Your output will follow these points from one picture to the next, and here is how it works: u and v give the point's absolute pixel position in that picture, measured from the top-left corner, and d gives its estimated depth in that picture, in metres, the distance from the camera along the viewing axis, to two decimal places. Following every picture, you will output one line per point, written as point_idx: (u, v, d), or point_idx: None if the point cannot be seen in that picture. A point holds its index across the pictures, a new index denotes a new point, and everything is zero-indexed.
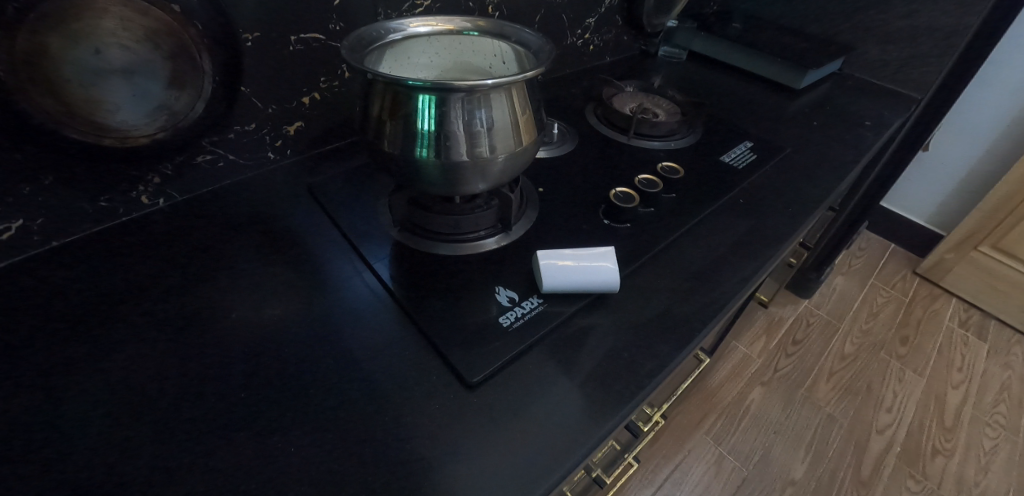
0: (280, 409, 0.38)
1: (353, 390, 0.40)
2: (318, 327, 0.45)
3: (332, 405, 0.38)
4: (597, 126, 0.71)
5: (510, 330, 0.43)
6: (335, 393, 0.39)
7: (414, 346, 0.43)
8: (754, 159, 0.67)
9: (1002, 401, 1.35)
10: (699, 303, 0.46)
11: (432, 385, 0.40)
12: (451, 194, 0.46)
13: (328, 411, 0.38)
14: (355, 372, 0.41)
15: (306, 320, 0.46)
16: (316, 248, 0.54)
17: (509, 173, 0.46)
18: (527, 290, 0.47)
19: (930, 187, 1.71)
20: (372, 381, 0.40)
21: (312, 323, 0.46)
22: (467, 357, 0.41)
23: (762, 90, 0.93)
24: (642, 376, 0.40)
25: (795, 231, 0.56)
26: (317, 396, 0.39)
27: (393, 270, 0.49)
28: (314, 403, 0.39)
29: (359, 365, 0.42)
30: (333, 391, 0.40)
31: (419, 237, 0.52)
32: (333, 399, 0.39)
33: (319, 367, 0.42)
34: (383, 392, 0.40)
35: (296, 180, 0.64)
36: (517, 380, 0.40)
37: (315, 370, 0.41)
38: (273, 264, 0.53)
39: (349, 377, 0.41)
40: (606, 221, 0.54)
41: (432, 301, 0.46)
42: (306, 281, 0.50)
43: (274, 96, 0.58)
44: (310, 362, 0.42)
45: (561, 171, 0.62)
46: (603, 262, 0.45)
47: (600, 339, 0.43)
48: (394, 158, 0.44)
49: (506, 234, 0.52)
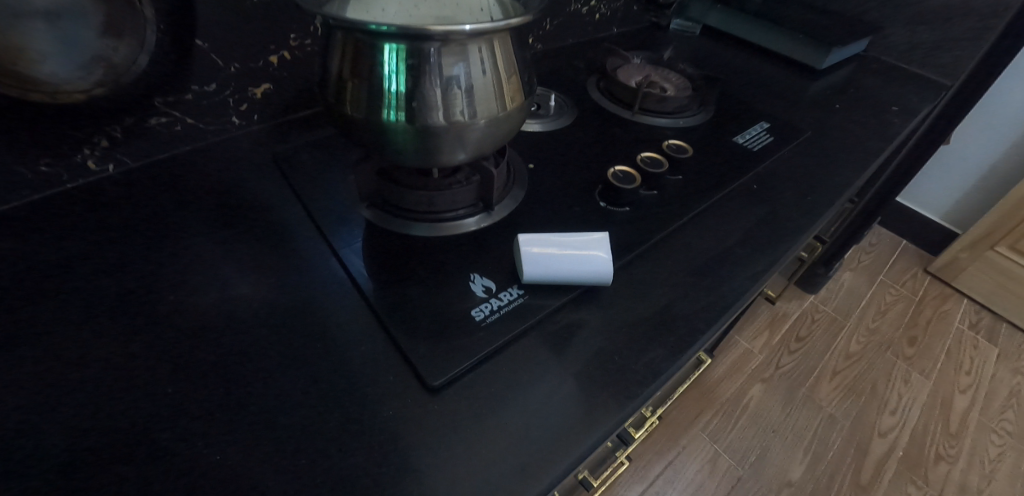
0: (213, 407, 0.33)
1: (299, 386, 0.34)
2: (270, 313, 0.40)
3: (273, 403, 0.33)
4: (599, 100, 0.65)
5: (484, 325, 0.37)
6: (278, 390, 0.34)
7: (373, 337, 0.38)
8: (770, 141, 0.61)
9: (1010, 408, 1.30)
10: (704, 300, 0.40)
11: (390, 386, 0.34)
12: (425, 165, 0.40)
13: (269, 410, 0.33)
14: (304, 364, 0.36)
15: (258, 304, 0.41)
16: (278, 225, 0.49)
17: (492, 144, 0.40)
18: (506, 279, 0.41)
19: (947, 183, 1.64)
20: (322, 375, 0.35)
21: (263, 308, 0.40)
22: (434, 354, 0.35)
23: (780, 69, 0.85)
24: (636, 383, 0.35)
25: (814, 222, 0.50)
26: (255, 393, 0.34)
27: (359, 251, 0.44)
28: (252, 401, 0.33)
29: (309, 355, 0.36)
30: (276, 388, 0.34)
31: (391, 216, 0.46)
32: (274, 397, 0.33)
33: (264, 358, 0.36)
34: (335, 389, 0.34)
35: (262, 149, 0.58)
36: (490, 381, 0.35)
37: (259, 362, 0.36)
38: (228, 239, 0.47)
39: (297, 370, 0.35)
40: (603, 204, 0.48)
41: (400, 288, 0.40)
42: (263, 262, 0.45)
43: (237, 53, 0.52)
44: (253, 353, 0.37)
45: (555, 147, 0.55)
46: (594, 250, 0.39)
47: (588, 338, 0.37)
48: (358, 123, 0.38)
49: (488, 214, 0.46)
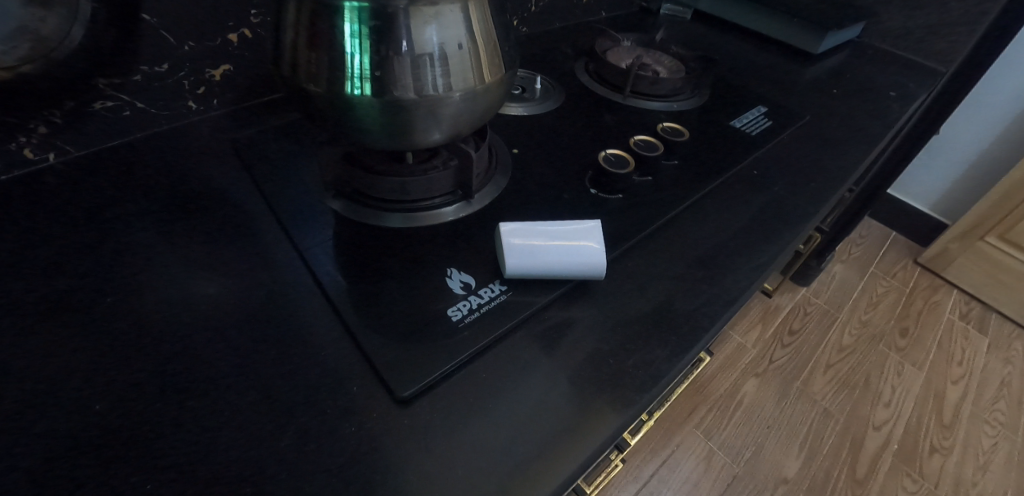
0: (145, 423, 0.28)
1: (248, 398, 0.30)
2: (221, 315, 0.35)
3: (218, 418, 0.28)
4: (589, 84, 0.61)
5: (462, 326, 0.33)
6: (223, 402, 0.29)
7: (337, 339, 0.33)
8: (769, 126, 0.58)
9: (1002, 398, 1.30)
10: (705, 294, 0.37)
11: (352, 397, 0.29)
12: (395, 146, 0.36)
13: (211, 425, 0.28)
14: (256, 372, 0.31)
15: (207, 305, 0.36)
16: (236, 218, 0.44)
17: (469, 123, 0.36)
18: (488, 273, 0.37)
19: (937, 174, 1.63)
20: (275, 385, 0.30)
21: (213, 309, 0.36)
22: (404, 357, 0.31)
23: (774, 54, 0.82)
24: (632, 388, 0.31)
25: (819, 210, 0.47)
26: (197, 408, 0.29)
27: (325, 246, 0.39)
28: (193, 418, 0.29)
29: (262, 361, 0.32)
30: (220, 403, 0.29)
31: (361, 206, 0.42)
32: (218, 412, 0.29)
33: (210, 365, 0.32)
34: (290, 400, 0.29)
35: (223, 136, 0.53)
36: (469, 388, 0.30)
37: (203, 371, 0.31)
38: (179, 234, 0.42)
39: (247, 378, 0.31)
40: (593, 191, 0.44)
41: (369, 286, 0.36)
42: (216, 258, 0.40)
43: (189, 28, 0.47)
44: (199, 362, 0.32)
45: (541, 131, 0.51)
46: (585, 241, 0.35)
47: (579, 338, 0.34)
48: (317, 98, 0.33)
49: (467, 204, 0.42)
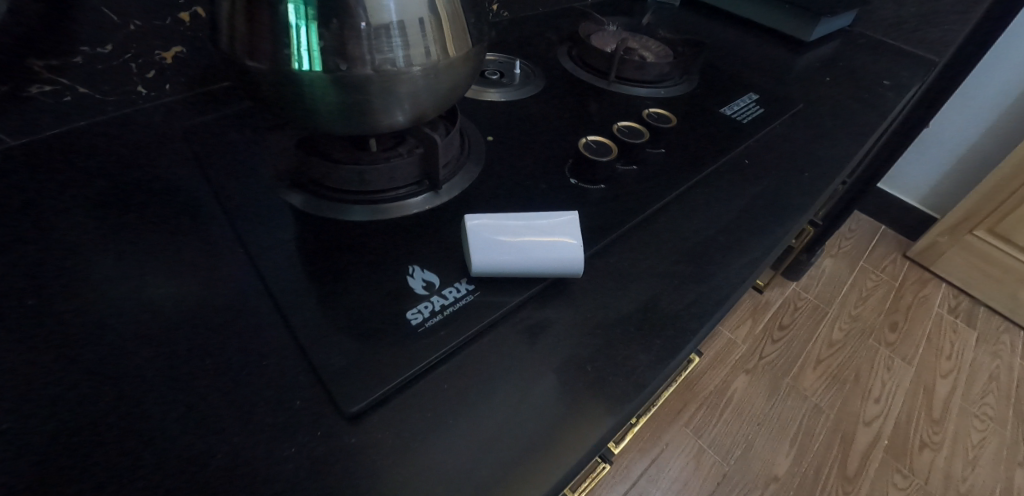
0: (38, 448, 0.24)
1: (170, 415, 0.25)
2: (146, 317, 0.31)
3: (132, 440, 0.24)
4: (572, 69, 0.57)
5: (421, 330, 0.30)
6: (141, 421, 0.25)
7: (280, 344, 0.29)
8: (761, 113, 0.55)
9: (991, 392, 1.29)
10: (693, 292, 0.34)
11: (296, 413, 0.26)
12: (350, 130, 0.32)
13: (123, 450, 0.24)
14: (183, 384, 0.27)
15: (130, 304, 0.31)
16: (174, 204, 0.39)
17: (433, 104, 0.32)
18: (455, 270, 0.34)
19: (926, 167, 1.62)
20: (202, 400, 0.26)
21: (136, 309, 0.31)
22: (357, 366, 0.28)
23: (765, 41, 0.79)
24: (611, 399, 0.28)
25: (813, 201, 0.44)
26: (118, 428, 0.25)
27: (277, 240, 0.36)
28: (113, 440, 0.24)
29: (189, 371, 0.28)
30: (145, 422, 0.25)
31: (317, 198, 0.38)
32: (143, 433, 0.25)
33: (127, 376, 0.27)
34: (220, 418, 0.25)
35: (176, 123, 0.49)
36: (428, 401, 0.27)
37: (118, 382, 0.27)
38: (109, 223, 0.37)
39: (170, 391, 0.27)
40: (574, 181, 0.41)
41: (321, 285, 0.32)
42: (148, 251, 0.35)
43: (134, 5, 0.43)
44: (123, 373, 0.27)
45: (520, 118, 0.48)
46: (561, 237, 0.32)
47: (553, 342, 0.30)
48: (261, 76, 0.30)
49: (434, 195, 0.39)
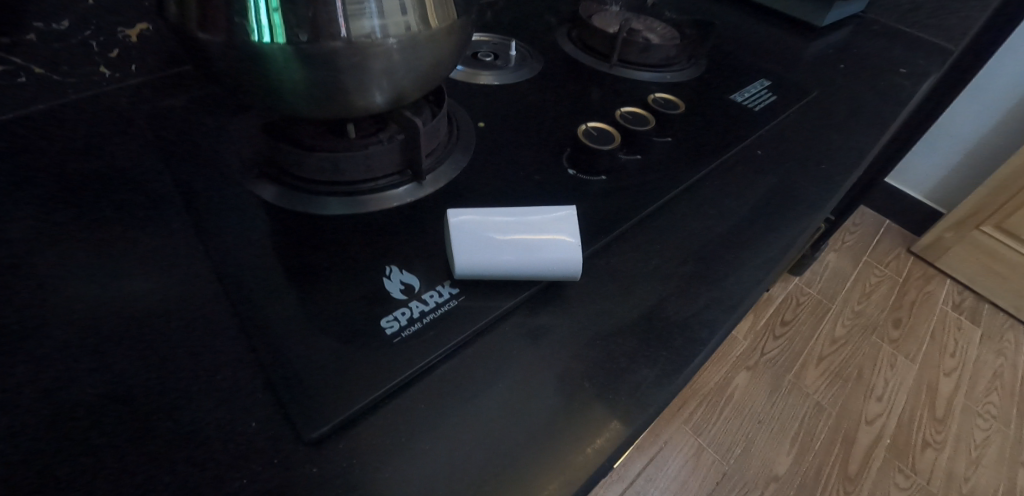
0: None
1: (97, 443, 0.22)
2: (82, 323, 0.27)
3: (53, 470, 0.20)
4: (572, 51, 0.54)
5: (396, 341, 0.26)
6: (61, 449, 0.21)
7: (236, 355, 0.26)
8: (773, 100, 0.52)
9: (994, 391, 1.27)
10: (703, 296, 0.31)
11: (251, 437, 0.22)
12: (320, 113, 0.28)
13: (34, 486, 0.20)
14: (115, 402, 0.23)
15: (65, 307, 0.27)
16: (129, 194, 0.35)
17: (413, 84, 0.29)
18: (438, 270, 0.31)
19: (933, 161, 1.58)
20: (138, 423, 0.22)
21: (75, 312, 0.27)
22: (322, 382, 0.24)
23: (776, 25, 0.75)
24: (611, 420, 0.24)
25: (831, 195, 0.41)
26: (38, 453, 0.21)
27: (241, 236, 0.32)
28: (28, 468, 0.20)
29: (125, 387, 0.24)
30: (70, 447, 0.21)
31: (289, 188, 0.35)
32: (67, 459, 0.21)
33: (54, 391, 0.23)
34: (158, 444, 0.22)
35: (142, 105, 0.44)
36: (404, 421, 0.24)
37: (43, 399, 0.23)
38: (53, 213, 0.33)
39: (101, 411, 0.23)
40: (572, 172, 0.38)
41: (288, 287, 0.29)
42: (93, 245, 0.31)
43: None
44: (50, 387, 0.23)
45: (515, 104, 0.45)
46: (556, 234, 0.29)
47: (547, 352, 0.27)
48: (216, 50, 0.26)
49: (418, 186, 0.36)
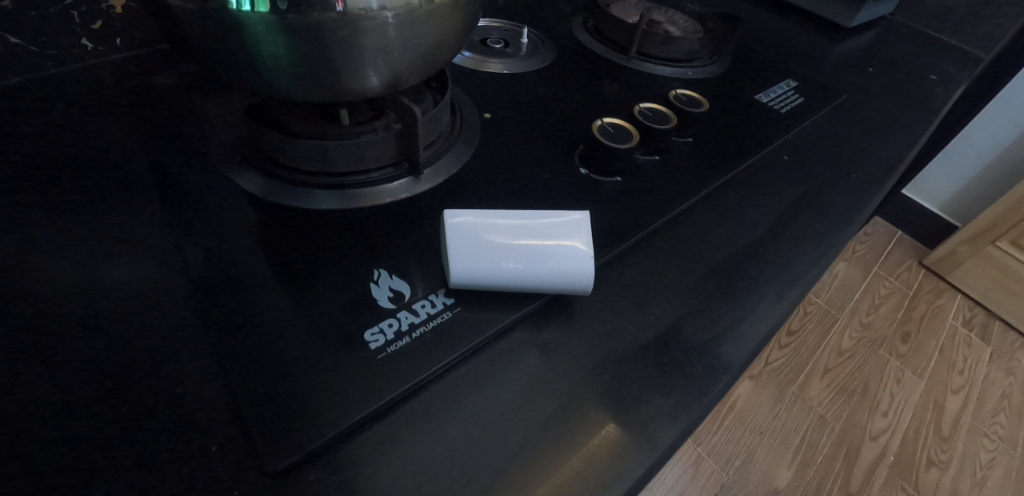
0: None
1: (29, 465, 0.19)
2: (32, 319, 0.24)
3: None
4: (588, 42, 0.50)
5: (381, 357, 0.24)
6: None
7: (200, 364, 0.23)
8: (799, 102, 0.48)
9: (1003, 411, 1.24)
10: (723, 316, 0.28)
11: (209, 461, 0.19)
12: (307, 95, 0.25)
13: None
14: (59, 413, 0.20)
15: (17, 299, 0.25)
16: (102, 177, 0.32)
17: (411, 66, 0.26)
18: (433, 275, 0.28)
19: (950, 173, 1.54)
20: (78, 442, 0.19)
21: (28, 307, 0.24)
22: (294, 403, 0.21)
23: (803, 22, 0.71)
24: (620, 459, 0.21)
25: (862, 207, 0.38)
26: None
27: (220, 228, 0.29)
28: None
29: (68, 399, 0.21)
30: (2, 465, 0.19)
31: (275, 178, 0.32)
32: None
33: None
34: (98, 471, 0.19)
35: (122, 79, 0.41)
36: (385, 449, 0.21)
37: None
38: (17, 194, 0.31)
39: (39, 427, 0.20)
40: (585, 171, 0.35)
41: (266, 288, 0.26)
42: (56, 233, 0.29)
43: None
44: None
45: (525, 95, 0.42)
46: (565, 242, 0.26)
47: (550, 373, 0.24)
48: (190, 20, 0.23)
49: (415, 180, 0.33)
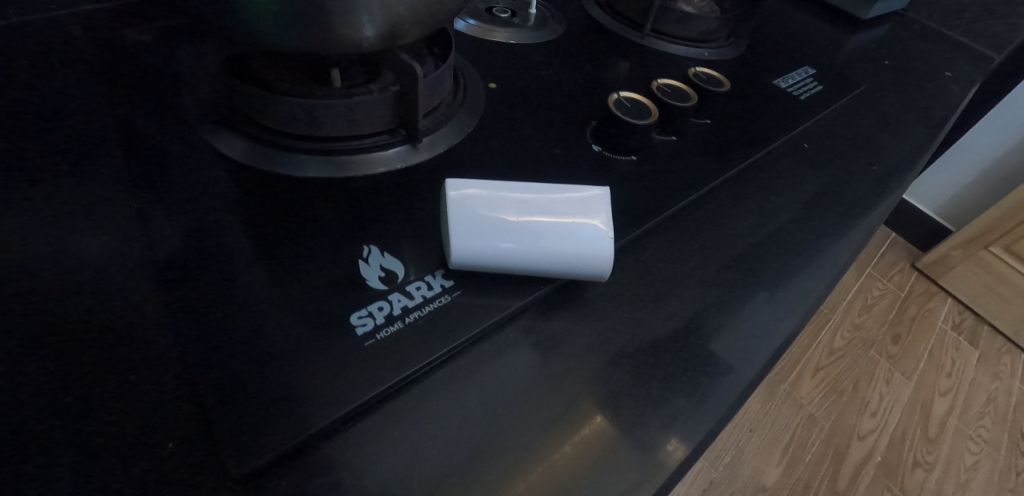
0: None
1: None
2: None
3: None
4: (599, 16, 0.48)
5: (368, 343, 0.21)
6: None
7: (161, 347, 0.20)
8: (818, 89, 0.46)
9: (988, 414, 1.25)
10: (744, 309, 0.26)
11: (167, 459, 0.17)
12: (291, 45, 0.22)
13: None
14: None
15: None
16: (64, 135, 0.29)
17: (413, 13, 0.23)
18: (430, 253, 0.25)
19: (948, 176, 1.53)
20: (12, 433, 0.17)
21: None
22: (268, 394, 0.19)
23: (818, 9, 0.69)
24: (634, 466, 0.19)
25: (885, 200, 0.36)
26: None
27: (194, 196, 0.26)
28: None
29: (3, 381, 0.18)
30: None
31: (257, 144, 0.29)
32: None
33: None
34: (31, 468, 0.16)
35: (85, 23, 0.35)
36: (372, 449, 0.18)
37: None
38: None
39: None
40: (597, 148, 0.33)
41: (242, 262, 0.23)
42: (7, 195, 0.25)
43: None
44: None
45: (533, 67, 0.39)
46: (579, 221, 0.24)
47: (559, 368, 0.22)
48: None
49: (411, 150, 0.30)
